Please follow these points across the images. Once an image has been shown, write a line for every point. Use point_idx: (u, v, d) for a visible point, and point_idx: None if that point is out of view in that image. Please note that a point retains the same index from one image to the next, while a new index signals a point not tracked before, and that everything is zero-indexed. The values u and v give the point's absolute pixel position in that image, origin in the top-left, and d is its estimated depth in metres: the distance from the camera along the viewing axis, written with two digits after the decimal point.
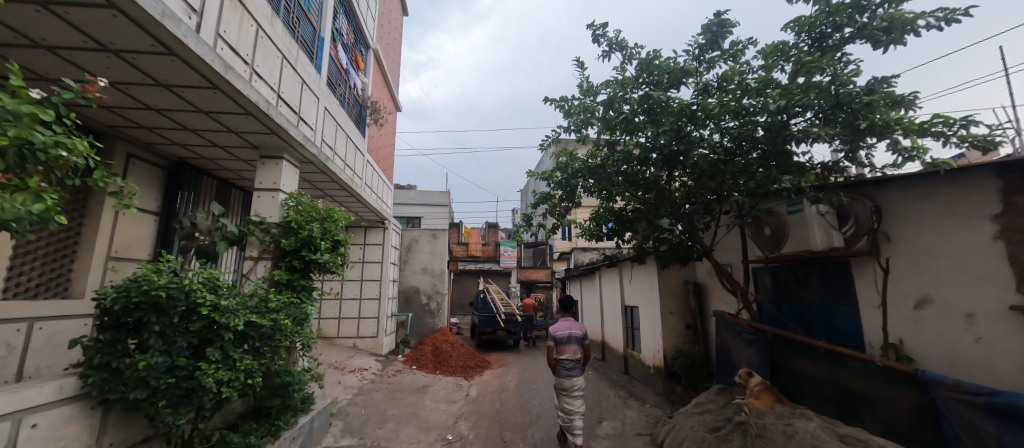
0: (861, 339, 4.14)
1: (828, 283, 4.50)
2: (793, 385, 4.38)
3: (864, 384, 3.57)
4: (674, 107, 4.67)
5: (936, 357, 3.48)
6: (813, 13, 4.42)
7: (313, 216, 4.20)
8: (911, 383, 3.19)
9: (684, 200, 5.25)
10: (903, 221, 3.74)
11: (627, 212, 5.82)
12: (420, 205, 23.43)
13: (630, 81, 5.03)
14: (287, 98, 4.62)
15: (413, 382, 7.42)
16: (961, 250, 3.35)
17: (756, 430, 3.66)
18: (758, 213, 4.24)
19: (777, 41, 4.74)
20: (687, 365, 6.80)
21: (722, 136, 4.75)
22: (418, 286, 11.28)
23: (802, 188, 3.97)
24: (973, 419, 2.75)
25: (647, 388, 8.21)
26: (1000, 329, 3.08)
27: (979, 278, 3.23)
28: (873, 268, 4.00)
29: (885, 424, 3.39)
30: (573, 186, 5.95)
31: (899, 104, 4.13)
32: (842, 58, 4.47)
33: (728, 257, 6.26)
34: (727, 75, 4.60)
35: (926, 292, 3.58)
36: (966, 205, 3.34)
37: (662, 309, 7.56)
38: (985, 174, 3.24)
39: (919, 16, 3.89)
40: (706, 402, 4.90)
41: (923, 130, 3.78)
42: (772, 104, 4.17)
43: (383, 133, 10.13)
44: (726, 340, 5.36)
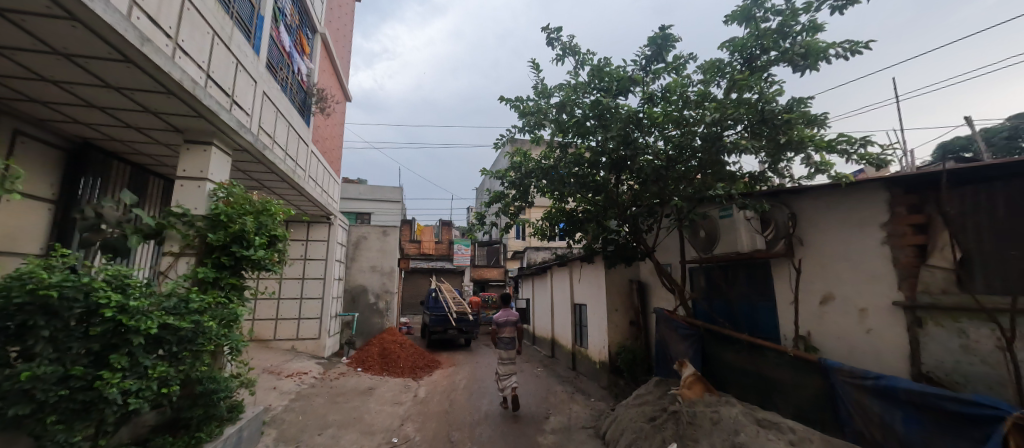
0: (778, 332, 4.59)
1: (752, 282, 4.95)
2: (721, 375, 4.76)
3: (778, 372, 3.96)
4: (623, 113, 4.87)
5: (836, 347, 3.95)
6: (744, 35, 4.84)
7: (247, 209, 3.83)
8: (815, 370, 3.59)
9: (630, 203, 5.44)
10: (814, 227, 4.20)
11: (577, 212, 6.01)
12: (370, 201, 22.49)
13: (582, 86, 5.18)
14: (219, 79, 4.23)
15: (357, 385, 7.12)
16: (856, 252, 3.83)
17: (687, 418, 3.94)
18: (694, 217, 4.57)
19: (714, 58, 5.12)
20: (630, 359, 7.18)
21: (665, 144, 5.05)
22: (366, 285, 10.81)
23: (732, 195, 4.32)
24: (862, 400, 3.15)
25: (593, 382, 8.53)
26: (887, 321, 3.56)
27: (870, 277, 3.71)
28: (789, 268, 4.46)
29: (794, 408, 3.80)
30: (526, 186, 5.96)
31: (813, 123, 4.64)
32: (768, 78, 4.92)
33: (669, 257, 6.66)
34: (671, 87, 4.88)
35: (830, 290, 4.04)
36: (861, 213, 3.81)
37: (608, 306, 7.88)
38: (876, 188, 3.72)
39: (831, 46, 4.39)
40: (645, 393, 5.19)
41: (831, 147, 4.27)
42: (708, 116, 4.50)
43: (329, 123, 9.60)
44: (664, 335, 5.70)
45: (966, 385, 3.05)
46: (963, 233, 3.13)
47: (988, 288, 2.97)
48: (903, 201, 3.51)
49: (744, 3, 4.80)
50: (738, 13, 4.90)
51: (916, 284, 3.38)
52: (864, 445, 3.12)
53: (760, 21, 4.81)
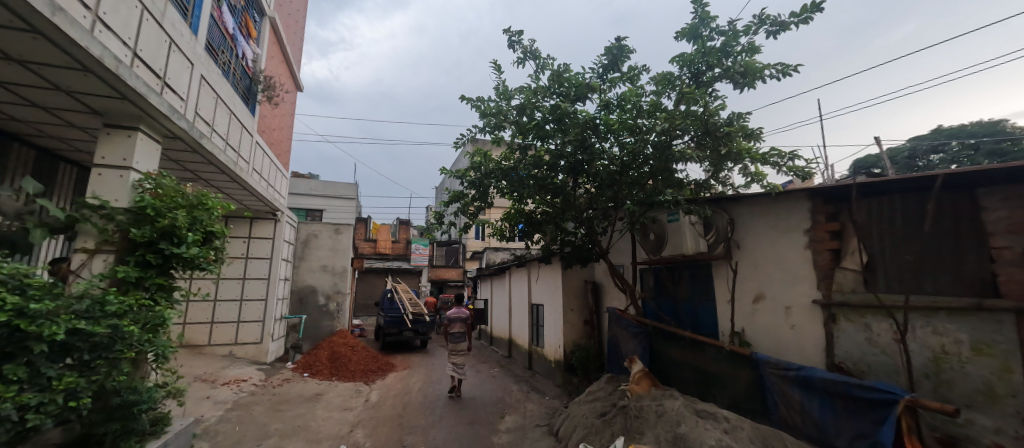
0: (717, 329, 4.94)
1: (696, 282, 5.29)
2: (666, 370, 5.03)
3: (716, 365, 4.27)
4: (580, 119, 5.02)
5: (765, 342, 4.33)
6: (692, 51, 5.17)
7: (179, 203, 3.52)
8: (748, 363, 3.91)
9: (587, 206, 5.64)
10: (749, 231, 4.57)
11: (536, 214, 6.12)
12: (322, 197, 21.45)
13: (542, 90, 5.28)
14: (148, 58, 3.87)
15: (303, 391, 6.77)
16: (784, 256, 4.21)
17: (635, 412, 4.12)
18: (644, 220, 4.81)
19: (665, 71, 5.43)
20: (584, 357, 7.42)
21: (620, 150, 5.26)
22: (315, 285, 10.29)
23: (679, 200, 4.61)
24: (786, 389, 3.48)
25: (548, 381, 8.70)
26: (808, 318, 3.94)
27: (794, 278, 4.10)
28: (727, 270, 4.82)
29: (729, 399, 4.11)
30: (486, 186, 5.94)
31: (751, 136, 5.06)
32: (712, 93, 5.30)
33: (621, 259, 6.95)
34: (626, 96, 5.11)
35: (761, 290, 4.42)
36: (789, 220, 4.20)
37: (563, 306, 8.09)
38: (800, 197, 4.12)
39: (766, 67, 4.81)
40: (596, 390, 5.38)
41: (765, 159, 4.68)
42: (659, 126, 4.76)
43: (278, 114, 9.05)
44: (616, 334, 5.95)
45: (869, 373, 3.46)
46: (871, 239, 3.57)
47: (889, 287, 3.43)
48: (823, 210, 3.92)
49: (692, 22, 5.13)
50: (687, 30, 5.23)
51: (833, 284, 3.78)
52: (787, 431, 3.44)
53: (706, 40, 5.17)
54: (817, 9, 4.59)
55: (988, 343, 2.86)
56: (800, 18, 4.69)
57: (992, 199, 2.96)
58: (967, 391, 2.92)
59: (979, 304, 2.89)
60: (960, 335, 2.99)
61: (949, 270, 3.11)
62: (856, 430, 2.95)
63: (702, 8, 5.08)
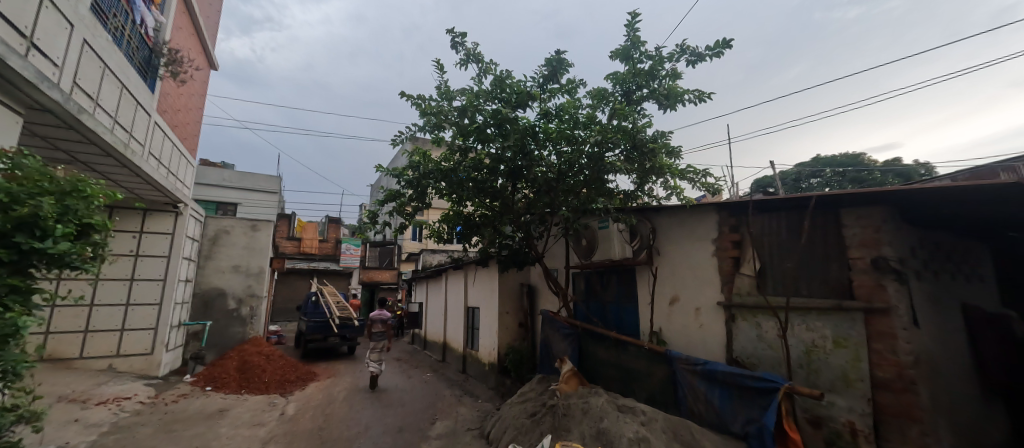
0: (638, 328, 5.35)
1: (621, 286, 5.69)
2: (592, 368, 5.33)
3: (636, 363, 4.64)
4: (521, 126, 5.14)
5: (679, 340, 4.78)
6: (625, 71, 5.58)
7: (45, 188, 2.83)
8: (663, 360, 4.30)
9: (524, 210, 5.79)
10: (668, 239, 5.03)
11: (475, 217, 6.12)
12: (236, 189, 19.43)
13: (484, 94, 5.33)
14: (10, 13, 3.26)
15: (204, 408, 6.06)
16: (696, 262, 4.70)
17: (563, 411, 4.29)
18: (578, 226, 5.07)
19: (601, 87, 5.78)
20: (517, 360, 7.60)
21: (557, 158, 5.49)
22: (225, 287, 9.28)
23: (608, 209, 4.94)
24: (694, 382, 3.89)
25: (481, 384, 8.75)
26: (713, 318, 4.44)
27: (703, 282, 4.59)
28: (648, 274, 5.25)
29: (647, 393, 4.48)
30: (423, 186, 5.71)
31: (671, 153, 5.59)
32: (640, 112, 5.76)
33: (555, 263, 7.22)
34: (564, 107, 5.34)
35: (676, 293, 4.88)
36: (700, 230, 4.71)
37: (500, 309, 8.21)
38: (710, 211, 4.63)
39: (685, 92, 5.36)
40: (528, 391, 5.54)
41: (682, 175, 5.20)
42: (593, 138, 5.07)
43: (184, 93, 8.05)
44: (548, 335, 6.18)
45: (759, 364, 4.00)
46: (763, 248, 4.13)
47: (776, 290, 4.01)
48: (727, 222, 4.45)
49: (625, 44, 5.54)
50: (621, 51, 5.63)
51: (733, 288, 4.30)
52: (694, 419, 3.84)
53: (636, 62, 5.61)
54: (727, 45, 5.23)
55: (845, 336, 3.47)
56: (714, 52, 5.30)
57: (851, 219, 3.61)
58: (830, 378, 3.51)
59: (839, 305, 3.50)
60: (826, 331, 3.59)
61: (819, 276, 3.73)
62: (748, 415, 3.37)
63: (634, 32, 5.52)
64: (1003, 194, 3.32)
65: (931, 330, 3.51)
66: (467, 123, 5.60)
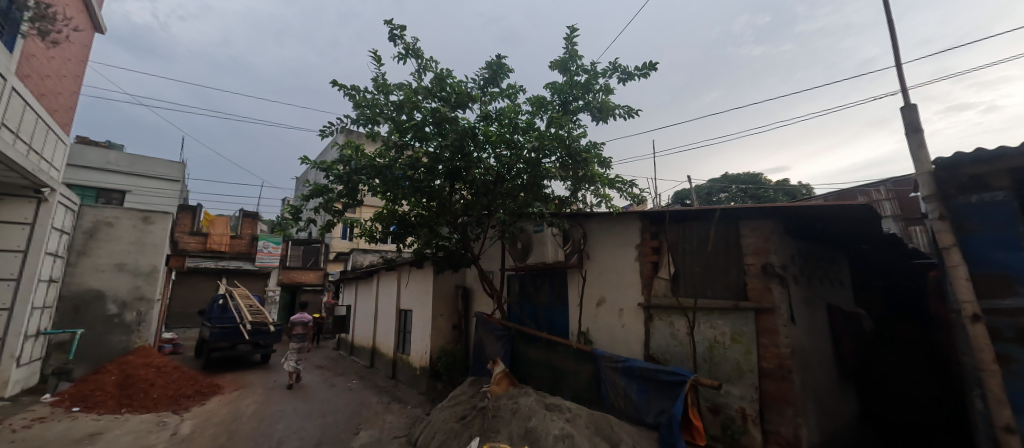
0: (568, 329, 5.58)
1: (553, 288, 5.91)
2: (523, 369, 5.43)
3: (565, 362, 4.84)
4: (461, 126, 5.10)
5: (604, 339, 5.08)
6: (563, 82, 5.83)
7: None
8: (588, 358, 4.54)
9: (461, 211, 5.76)
10: (597, 244, 5.32)
11: (410, 216, 5.95)
12: (126, 174, 16.80)
13: (422, 91, 5.20)
14: None
15: (69, 432, 5.13)
16: (620, 266, 5.03)
17: (493, 412, 4.28)
18: (513, 230, 5.17)
19: (540, 95, 5.96)
20: (449, 362, 7.53)
21: (495, 161, 5.54)
22: (105, 289, 7.94)
23: (544, 214, 5.11)
24: (615, 378, 4.16)
25: (411, 388, 8.50)
26: (634, 317, 4.79)
27: (626, 285, 4.93)
28: (578, 277, 5.51)
29: (573, 391, 4.68)
30: (355, 182, 5.35)
31: (603, 163, 5.93)
32: (576, 122, 6.04)
33: (491, 266, 7.27)
34: (504, 111, 5.42)
35: (603, 295, 5.17)
36: (625, 236, 5.06)
37: (433, 312, 8.05)
38: (634, 218, 4.99)
39: (616, 107, 5.74)
40: (458, 394, 5.51)
41: (611, 184, 5.55)
42: (531, 144, 5.19)
43: (56, 57, 6.77)
44: (481, 337, 6.19)
45: (671, 359, 4.39)
46: (678, 255, 4.55)
47: (687, 292, 4.44)
48: (649, 229, 4.84)
49: (563, 56, 5.78)
50: (559, 62, 5.86)
51: (651, 290, 4.69)
52: (614, 413, 4.10)
53: (573, 74, 5.88)
54: (654, 67, 5.70)
55: (740, 333, 3.97)
56: (642, 73, 5.73)
57: (748, 230, 4.14)
58: (727, 369, 3.99)
59: (736, 305, 4.00)
60: (725, 328, 4.08)
61: (721, 279, 4.24)
62: (660, 407, 3.69)
63: (572, 46, 5.77)
64: (858, 214, 4.04)
65: (804, 326, 4.16)
66: (404, 120, 5.41)
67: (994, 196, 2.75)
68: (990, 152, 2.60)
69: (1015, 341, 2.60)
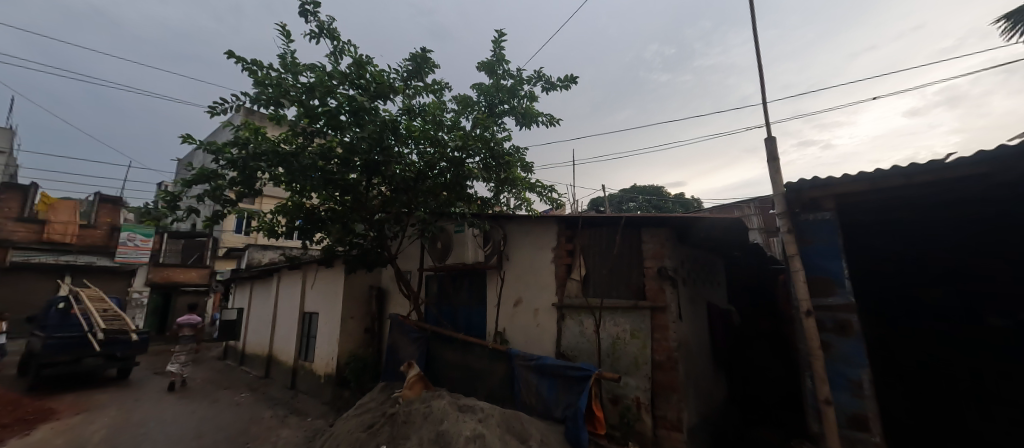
0: (485, 329, 5.61)
1: (472, 289, 5.89)
2: (438, 372, 5.30)
3: (480, 361, 4.85)
4: (381, 118, 4.82)
5: (519, 339, 5.20)
6: (489, 85, 5.88)
7: None
8: (503, 357, 4.61)
9: (379, 208, 5.44)
10: (516, 246, 5.43)
11: (319, 211, 5.45)
12: None
13: (338, 75, 4.77)
14: None
15: None
16: (537, 268, 5.20)
17: (403, 418, 4.09)
18: (434, 229, 5.02)
19: (466, 94, 5.92)
20: (358, 368, 7.05)
21: (417, 157, 5.36)
22: None
23: (465, 214, 5.06)
24: (528, 375, 4.28)
25: (313, 398, 7.80)
26: (547, 317, 4.98)
27: (542, 286, 5.11)
28: (496, 278, 5.56)
29: (488, 391, 4.70)
30: (252, 170, 4.65)
31: (525, 168, 6.09)
32: (500, 125, 6.11)
33: (409, 265, 7.01)
34: (429, 107, 5.28)
35: (520, 296, 5.29)
36: (542, 238, 5.24)
37: (343, 314, 7.52)
38: (550, 222, 5.20)
39: (540, 115, 5.94)
40: (367, 402, 5.20)
41: (531, 188, 5.73)
42: (454, 142, 5.11)
43: None
44: (395, 339, 5.92)
45: (579, 356, 4.66)
46: (589, 258, 4.86)
47: (595, 293, 4.76)
48: (565, 233, 5.07)
49: (490, 58, 5.82)
50: (486, 64, 5.89)
51: (564, 290, 4.93)
52: (525, 410, 4.21)
53: (499, 77, 5.95)
54: (574, 81, 6.02)
55: (639, 330, 4.39)
56: (564, 84, 6.02)
57: (649, 237, 4.59)
58: (627, 363, 4.38)
59: (636, 304, 4.43)
60: (626, 325, 4.47)
61: (625, 281, 4.63)
62: (568, 401, 3.88)
63: (499, 50, 5.84)
64: (734, 226, 4.72)
65: (689, 322, 4.74)
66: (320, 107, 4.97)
67: (824, 216, 3.42)
68: (824, 180, 3.19)
69: (833, 330, 3.26)
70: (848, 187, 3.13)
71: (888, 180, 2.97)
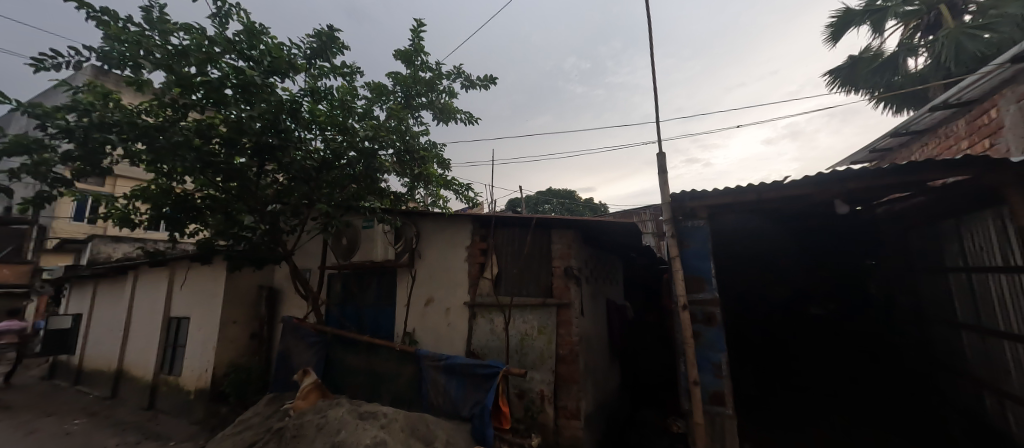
0: (392, 330, 5.33)
1: (380, 288, 5.57)
2: (338, 378, 4.88)
3: (385, 364, 4.60)
4: (276, 97, 4.25)
5: (428, 340, 5.05)
6: (406, 75, 5.62)
7: None
8: (411, 358, 4.43)
9: (273, 198, 4.82)
10: (428, 244, 5.26)
11: (195, 198, 4.64)
12: None
13: (222, 41, 4.10)
14: None
15: None
16: (449, 267, 5.10)
17: (292, 432, 3.68)
18: (338, 224, 4.60)
19: (380, 82, 5.56)
20: (240, 380, 6.16)
21: (322, 144, 4.87)
22: None
23: (375, 208, 4.75)
24: (436, 376, 4.16)
25: (178, 419, 6.61)
26: (459, 316, 4.92)
27: (454, 285, 5.03)
28: (406, 276, 5.32)
29: (393, 395, 4.47)
30: (97, 143, 3.76)
31: (441, 164, 5.92)
32: (417, 118, 5.87)
33: (308, 262, 6.36)
34: (338, 90, 4.84)
35: (431, 295, 5.13)
36: (455, 236, 5.16)
37: (222, 319, 6.54)
38: (464, 220, 5.14)
39: (458, 112, 5.86)
40: (249, 418, 4.57)
41: (447, 185, 5.60)
42: (364, 132, 4.74)
43: None
44: (288, 345, 5.30)
45: (488, 354, 4.69)
46: (502, 256, 4.93)
47: (506, 291, 4.84)
48: (478, 232, 5.06)
49: (408, 47, 5.56)
50: (403, 53, 5.61)
51: (476, 289, 4.92)
52: (433, 412, 4.09)
53: (417, 68, 5.71)
54: (494, 81, 6.05)
55: (546, 326, 4.58)
56: (483, 84, 6.02)
57: (559, 238, 4.83)
58: (533, 358, 4.53)
59: (543, 301, 4.61)
60: (534, 322, 4.63)
61: (534, 279, 4.79)
62: (475, 399, 3.88)
63: (417, 40, 5.61)
64: (632, 230, 5.19)
65: (590, 317, 5.10)
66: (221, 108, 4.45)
67: (699, 222, 3.94)
68: (702, 191, 3.66)
69: (702, 321, 3.75)
70: (719, 199, 3.63)
71: (748, 193, 3.52)
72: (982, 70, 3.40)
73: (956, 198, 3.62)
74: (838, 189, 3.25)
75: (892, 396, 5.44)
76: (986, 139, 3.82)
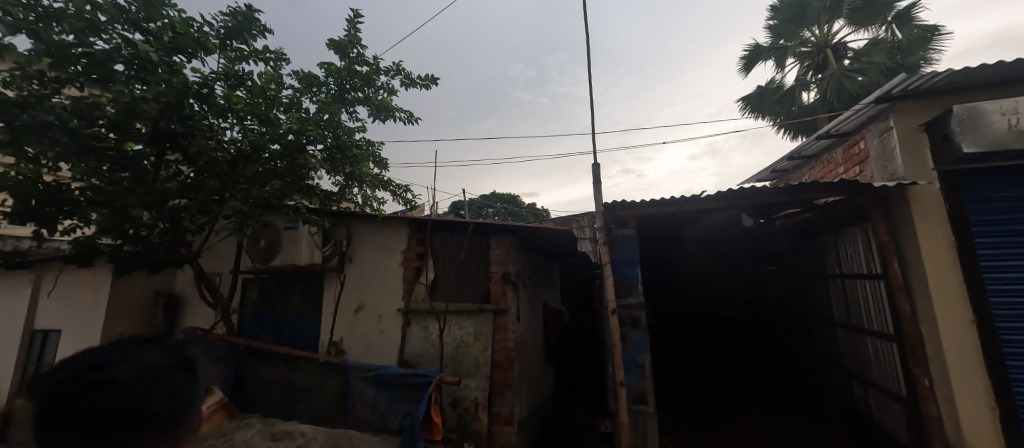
0: (316, 340, 4.94)
1: (304, 295, 5.13)
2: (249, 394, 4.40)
3: (307, 378, 4.22)
4: (180, 79, 3.72)
5: (357, 350, 4.74)
6: (340, 67, 5.28)
7: None
8: (337, 370, 4.11)
9: (176, 193, 4.22)
10: (360, 247, 4.96)
11: (72, 188, 3.86)
12: None
13: (110, 8, 3.51)
14: None
15: None
16: (382, 272, 4.85)
17: None
18: (257, 224, 4.15)
19: (311, 72, 5.16)
20: None
21: (239, 135, 4.37)
22: None
23: (300, 208, 4.35)
24: (365, 389, 3.91)
25: None
26: (392, 323, 4.69)
27: (387, 290, 4.79)
28: (334, 282, 4.97)
29: (314, 412, 4.11)
30: None
31: (378, 163, 5.63)
32: (351, 114, 5.52)
33: (218, 266, 5.68)
34: (260, 77, 4.38)
35: (362, 302, 4.83)
36: (389, 239, 4.91)
37: (106, 331, 5.60)
38: (400, 223, 4.93)
39: (397, 109, 5.62)
40: None
41: (384, 185, 5.33)
42: (288, 124, 4.32)
43: None
44: None
45: (422, 362, 4.53)
46: (439, 261, 4.79)
47: (441, 297, 4.71)
48: (415, 236, 4.88)
49: (342, 38, 5.23)
50: (337, 43, 5.27)
51: (411, 295, 4.73)
52: (359, 427, 3.84)
53: (352, 60, 5.39)
54: (436, 81, 5.91)
55: (482, 332, 4.54)
56: (424, 83, 5.84)
57: (497, 243, 4.82)
58: (468, 365, 4.46)
59: (480, 307, 4.57)
60: (470, 328, 4.57)
61: (471, 284, 4.72)
62: (405, 411, 3.69)
63: (353, 31, 5.29)
64: (567, 237, 5.35)
65: (526, 322, 5.13)
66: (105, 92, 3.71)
67: (628, 231, 4.14)
68: (631, 201, 3.88)
69: (629, 324, 3.94)
70: (647, 209, 3.87)
71: (672, 206, 3.80)
72: (855, 108, 3.95)
73: (834, 215, 4.22)
74: (745, 204, 3.63)
75: (785, 384, 6.15)
76: (858, 166, 4.47)
